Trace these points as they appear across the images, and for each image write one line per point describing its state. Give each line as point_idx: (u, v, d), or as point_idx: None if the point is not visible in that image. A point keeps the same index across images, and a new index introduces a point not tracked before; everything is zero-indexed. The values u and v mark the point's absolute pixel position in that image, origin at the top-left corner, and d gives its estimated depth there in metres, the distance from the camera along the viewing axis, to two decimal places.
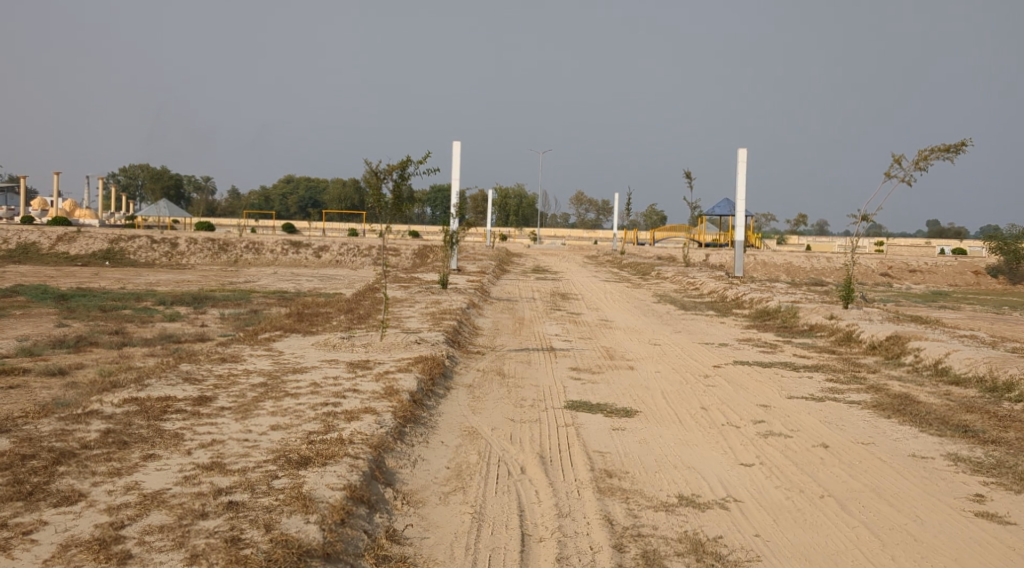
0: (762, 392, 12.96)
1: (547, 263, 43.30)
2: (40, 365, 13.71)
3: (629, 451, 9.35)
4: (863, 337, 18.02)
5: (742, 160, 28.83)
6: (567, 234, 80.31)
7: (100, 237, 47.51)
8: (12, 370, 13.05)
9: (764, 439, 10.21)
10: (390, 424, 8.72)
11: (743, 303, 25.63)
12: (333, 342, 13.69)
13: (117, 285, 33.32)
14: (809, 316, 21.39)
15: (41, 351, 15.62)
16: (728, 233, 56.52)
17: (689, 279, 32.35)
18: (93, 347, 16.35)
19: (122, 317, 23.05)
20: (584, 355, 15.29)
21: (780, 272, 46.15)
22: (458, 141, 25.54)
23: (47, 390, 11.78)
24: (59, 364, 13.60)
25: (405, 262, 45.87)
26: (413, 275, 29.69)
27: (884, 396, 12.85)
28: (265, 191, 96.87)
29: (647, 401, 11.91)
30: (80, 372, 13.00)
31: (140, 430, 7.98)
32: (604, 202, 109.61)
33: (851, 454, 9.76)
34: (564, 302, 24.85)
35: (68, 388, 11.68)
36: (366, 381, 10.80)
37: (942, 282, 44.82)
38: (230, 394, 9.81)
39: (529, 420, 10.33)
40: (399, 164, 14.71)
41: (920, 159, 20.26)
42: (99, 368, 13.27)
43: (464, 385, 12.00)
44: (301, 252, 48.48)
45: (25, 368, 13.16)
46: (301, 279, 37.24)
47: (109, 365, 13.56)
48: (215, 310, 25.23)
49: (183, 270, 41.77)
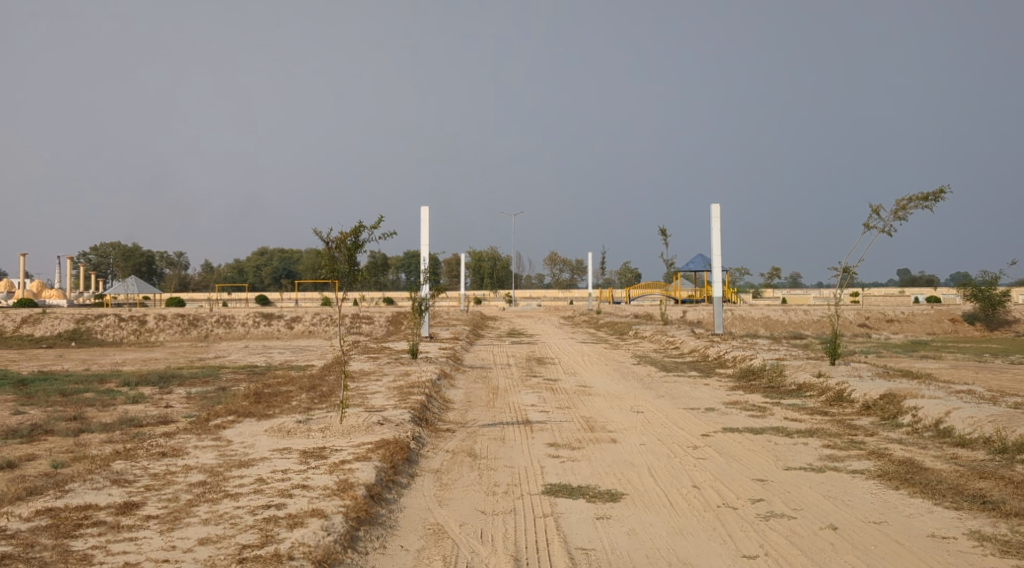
0: (756, 464, 11.88)
1: (524, 326, 42.32)
2: None
3: (617, 547, 8.24)
4: (855, 396, 17.03)
5: (715, 216, 28.18)
6: (544, 295, 79.55)
7: (67, 316, 46.08)
8: None
9: (765, 521, 9.14)
10: (339, 529, 7.60)
11: (725, 361, 24.67)
12: (288, 427, 12.50)
13: (81, 367, 31.96)
14: (795, 375, 20.43)
15: None
16: (703, 289, 55.95)
17: (668, 338, 31.44)
18: (47, 435, 14.98)
19: (82, 400, 21.71)
20: (562, 428, 14.15)
21: (758, 327, 45.46)
22: (426, 206, 24.70)
23: None
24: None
25: (379, 330, 44.74)
26: (384, 345, 28.53)
27: (888, 464, 11.81)
28: (238, 263, 95.73)
29: (634, 480, 10.80)
30: (17, 465, 11.74)
31: (42, 551, 6.88)
32: (578, 261, 109.36)
33: (864, 537, 8.71)
34: (541, 367, 23.77)
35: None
36: (319, 474, 9.63)
37: (921, 331, 44.24)
38: (160, 497, 8.64)
39: (502, 511, 9.21)
40: (352, 230, 13.75)
41: (897, 208, 19.58)
42: (50, 460, 11.98)
43: (431, 471, 10.86)
44: (273, 324, 47.20)
45: None
46: (273, 353, 35.97)
47: (60, 456, 12.27)
48: (181, 389, 23.91)
49: (151, 348, 40.38)
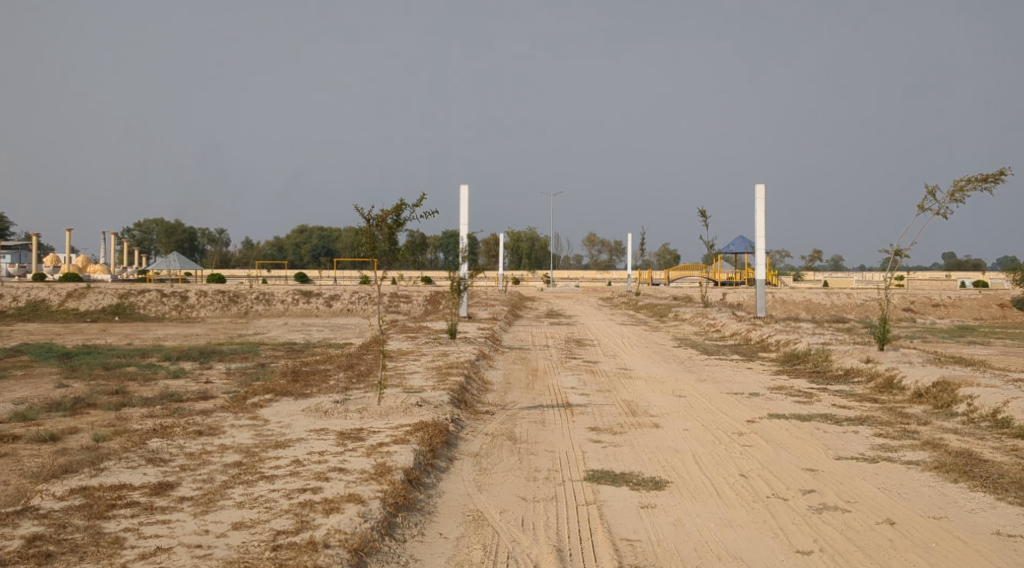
0: (806, 453, 11.45)
1: (562, 307, 41.91)
2: (22, 431, 12.38)
3: (664, 538, 7.91)
4: (907, 383, 16.48)
5: (759, 197, 27.58)
6: (581, 276, 79.12)
7: (110, 291, 46.51)
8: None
9: (818, 514, 8.75)
10: (377, 516, 7.35)
11: (768, 345, 24.14)
12: (326, 407, 12.30)
13: (123, 342, 32.14)
14: (842, 360, 19.85)
15: (32, 415, 14.20)
16: (744, 271, 55.23)
17: (709, 320, 30.94)
18: (89, 410, 14.91)
19: (124, 374, 21.77)
20: (603, 412, 13.83)
21: (800, 310, 44.76)
22: (465, 185, 24.40)
23: (17, 462, 10.39)
24: (41, 430, 12.24)
25: (417, 309, 44.65)
26: (422, 324, 28.34)
27: (945, 455, 11.32)
28: (278, 241, 96.20)
29: (679, 468, 10.44)
30: (59, 438, 11.65)
31: (74, 533, 6.71)
32: (617, 242, 108.68)
33: (923, 533, 8.29)
34: (580, 349, 23.40)
35: (37, 459, 10.35)
36: (356, 457, 9.40)
37: (967, 316, 43.25)
38: (196, 478, 8.46)
39: (544, 498, 8.91)
40: (394, 208, 13.47)
41: (955, 190, 18.92)
42: (90, 435, 11.86)
43: (471, 455, 10.60)
44: (312, 301, 47.28)
45: (9, 436, 11.74)
46: (311, 330, 35.97)
47: (100, 430, 12.16)
48: (220, 365, 23.88)
49: (191, 324, 40.59)
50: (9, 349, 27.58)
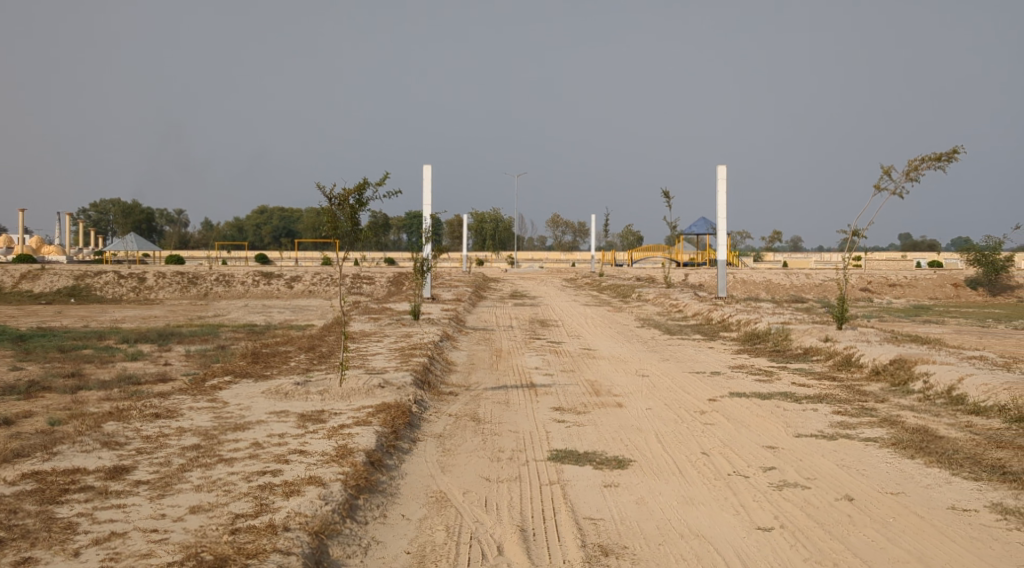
0: (766, 431, 11.52)
1: (526, 288, 41.82)
2: None
3: (628, 517, 7.90)
4: (865, 361, 16.66)
5: (721, 177, 27.68)
6: (545, 257, 79.12)
7: (66, 273, 45.66)
8: None
9: (779, 491, 8.80)
10: (338, 498, 7.26)
11: (730, 325, 24.30)
12: (286, 388, 12.16)
13: (79, 324, 31.59)
14: (802, 339, 20.03)
15: None
16: (706, 252, 55.55)
17: (671, 301, 31.09)
18: (44, 393, 14.62)
19: (81, 357, 21.39)
20: (566, 391, 13.84)
21: (760, 291, 45.12)
22: (428, 165, 24.22)
23: None
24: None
25: (380, 291, 44.39)
26: (385, 305, 28.15)
27: (902, 432, 11.45)
28: (238, 222, 95.04)
29: (642, 447, 10.45)
30: (13, 421, 11.40)
31: (25, 519, 6.56)
32: (580, 223, 108.77)
33: (881, 509, 8.37)
34: (544, 330, 23.39)
35: None
36: (317, 439, 9.28)
37: (923, 296, 43.88)
38: (152, 461, 8.31)
39: (507, 478, 8.87)
40: (357, 186, 13.29)
41: (910, 169, 19.10)
42: (44, 418, 11.63)
43: (434, 436, 10.53)
44: (273, 283, 46.81)
45: None
46: (273, 311, 35.62)
47: (55, 413, 11.92)
48: (180, 347, 23.55)
49: (150, 306, 40.02)
50: None
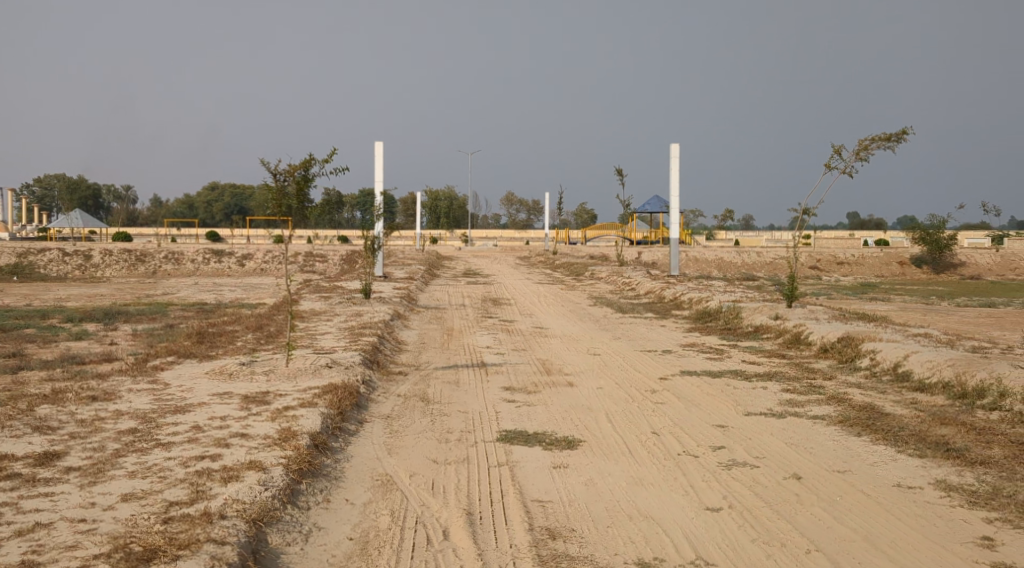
0: (717, 410, 11.49)
1: (480, 266, 41.63)
2: None
3: (575, 498, 7.79)
4: (814, 339, 16.75)
5: (674, 156, 27.67)
6: (499, 235, 78.98)
7: (9, 250, 44.49)
8: None
9: (728, 471, 8.76)
10: (279, 483, 7.04)
11: (681, 303, 24.35)
12: (230, 369, 11.87)
13: (22, 303, 30.77)
14: (752, 317, 20.10)
15: None
16: (659, 230, 55.77)
17: (624, 279, 31.11)
18: None
19: (23, 337, 20.80)
20: (518, 370, 13.72)
21: (712, 269, 45.43)
22: (380, 141, 23.88)
23: None
24: None
25: (332, 269, 43.91)
26: (336, 284, 27.79)
27: (849, 409, 11.48)
28: (188, 198, 93.51)
29: (593, 426, 10.37)
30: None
31: None
32: (534, 201, 108.65)
33: (829, 488, 8.35)
34: (497, 308, 23.25)
35: None
36: (260, 422, 9.04)
37: (870, 274, 44.49)
38: (85, 447, 8.02)
39: (455, 460, 8.72)
40: (302, 162, 12.96)
41: (860, 149, 19.20)
42: None
43: (381, 417, 10.33)
44: (224, 261, 46.07)
45: None
46: (223, 290, 35.06)
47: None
48: (127, 326, 23.02)
49: (96, 284, 39.16)
50: None
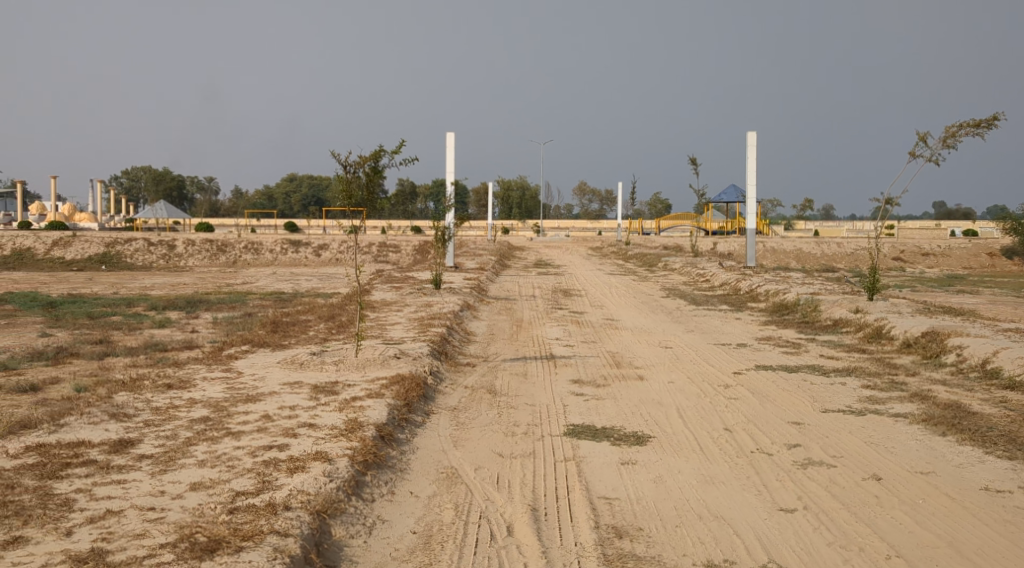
0: (792, 406, 11.17)
1: (551, 257, 41.40)
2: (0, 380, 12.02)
3: (643, 496, 7.63)
4: (896, 333, 16.20)
5: (750, 144, 27.10)
6: (573, 225, 78.57)
7: (97, 240, 45.85)
8: None
9: (804, 470, 8.49)
10: (343, 475, 7.04)
11: (758, 295, 23.83)
12: (301, 359, 11.96)
13: (108, 291, 31.63)
14: (831, 310, 19.53)
15: (23, 362, 13.62)
16: (735, 220, 54.81)
17: (699, 270, 30.63)
18: (78, 357, 14.28)
19: (108, 324, 21.34)
20: (587, 363, 13.55)
21: (790, 260, 44.47)
22: (452, 132, 23.89)
23: (13, 407, 10.08)
24: (20, 379, 11.87)
25: (406, 260, 44.22)
26: (408, 274, 27.94)
27: (934, 408, 11.04)
28: (268, 189, 95.32)
29: (662, 422, 10.17)
30: (38, 386, 11.26)
31: (22, 495, 6.43)
32: (608, 192, 107.86)
33: (910, 489, 8.03)
34: (568, 299, 23.08)
35: (11, 409, 10.01)
36: (328, 412, 9.06)
37: (956, 266, 42.99)
38: (158, 435, 8.14)
39: (521, 454, 8.62)
40: (372, 154, 12.96)
41: (947, 136, 18.51)
42: (76, 383, 11.42)
43: (448, 409, 10.28)
44: (301, 251, 46.75)
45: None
46: (299, 279, 35.57)
47: (82, 380, 11.77)
48: (206, 315, 23.48)
49: (178, 272, 40.12)
50: None
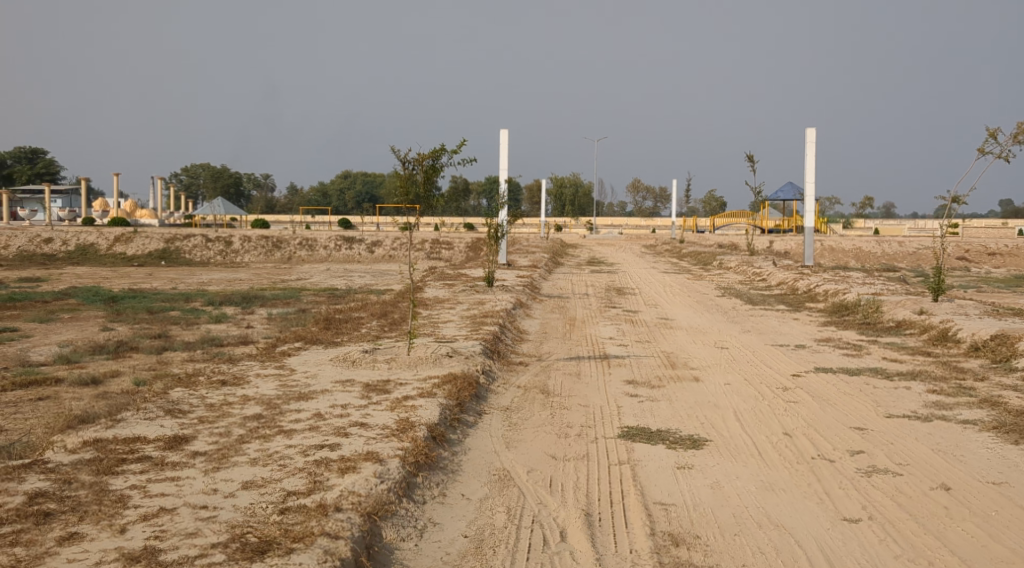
0: (855, 411, 10.85)
1: (604, 254, 41.09)
2: (62, 373, 12.19)
3: (700, 503, 7.43)
4: (962, 336, 15.72)
5: (810, 141, 26.58)
6: (625, 223, 78.03)
7: (156, 236, 46.64)
8: (40, 380, 11.36)
9: (868, 478, 8.21)
10: (395, 476, 6.96)
11: (816, 295, 23.36)
12: (354, 356, 11.94)
13: (167, 285, 32.14)
14: (894, 311, 19.04)
15: (82, 356, 13.81)
16: (792, 218, 53.97)
17: (755, 269, 30.15)
18: (136, 351, 14.46)
19: (167, 319, 21.63)
20: (641, 363, 13.34)
21: (849, 259, 43.63)
22: (506, 129, 23.80)
23: (72, 401, 10.18)
24: (81, 372, 12.02)
25: (458, 257, 44.27)
26: (461, 271, 27.91)
27: (1004, 414, 10.64)
28: (323, 186, 96.27)
29: (719, 426, 9.93)
30: (97, 380, 11.38)
31: (78, 490, 6.46)
32: (661, 189, 107.00)
33: (981, 501, 7.72)
34: (621, 298, 22.86)
35: (71, 403, 10.13)
36: (380, 412, 9.00)
37: (1023, 266, 41.81)
38: (212, 432, 8.14)
39: (574, 457, 8.47)
40: (432, 152, 12.91)
41: (1018, 132, 17.92)
42: (135, 377, 11.54)
43: (500, 409, 10.18)
44: (355, 248, 47.08)
45: (55, 378, 11.49)
46: (353, 275, 35.79)
47: (140, 374, 11.88)
48: (262, 310, 23.69)
49: (235, 268, 40.66)
50: (57, 291, 27.62)
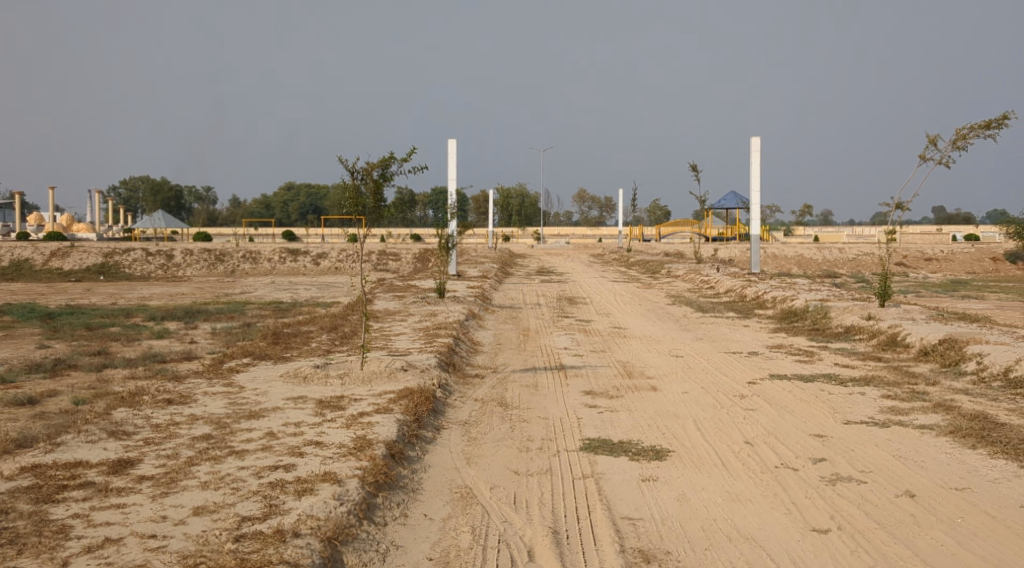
0: (813, 417, 10.81)
1: (552, 264, 41.07)
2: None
3: (668, 516, 7.27)
4: (911, 341, 15.85)
5: (754, 150, 26.78)
6: (571, 233, 78.08)
7: (95, 250, 45.45)
8: None
9: (833, 487, 8.12)
10: (354, 497, 6.68)
11: (764, 302, 23.49)
12: (305, 372, 11.59)
13: (107, 301, 31.27)
14: (842, 317, 19.17)
15: (18, 374, 13.22)
16: (736, 226, 54.55)
17: (702, 276, 30.32)
18: (77, 368, 13.92)
19: (107, 335, 20.94)
20: (598, 374, 13.17)
21: (792, 266, 44.13)
22: (453, 139, 23.60)
23: (7, 423, 9.68)
24: (18, 393, 11.50)
25: (406, 268, 43.88)
26: (410, 282, 27.55)
27: (959, 419, 10.67)
28: (266, 198, 95.04)
29: (680, 436, 9.79)
30: (34, 401, 10.84)
31: (16, 521, 6.07)
32: (606, 199, 107.60)
33: (947, 507, 7.68)
34: (572, 307, 22.75)
35: (6, 425, 9.63)
36: (336, 429, 8.70)
37: (959, 271, 42.70)
38: (159, 454, 7.77)
39: (537, 471, 8.26)
40: (381, 161, 12.64)
41: (957, 138, 18.22)
42: (74, 396, 11.06)
43: (458, 423, 9.94)
44: (300, 260, 46.41)
45: None
46: (299, 288, 35.20)
47: (79, 392, 11.39)
48: (206, 325, 23.10)
49: (177, 283, 39.71)
50: None
